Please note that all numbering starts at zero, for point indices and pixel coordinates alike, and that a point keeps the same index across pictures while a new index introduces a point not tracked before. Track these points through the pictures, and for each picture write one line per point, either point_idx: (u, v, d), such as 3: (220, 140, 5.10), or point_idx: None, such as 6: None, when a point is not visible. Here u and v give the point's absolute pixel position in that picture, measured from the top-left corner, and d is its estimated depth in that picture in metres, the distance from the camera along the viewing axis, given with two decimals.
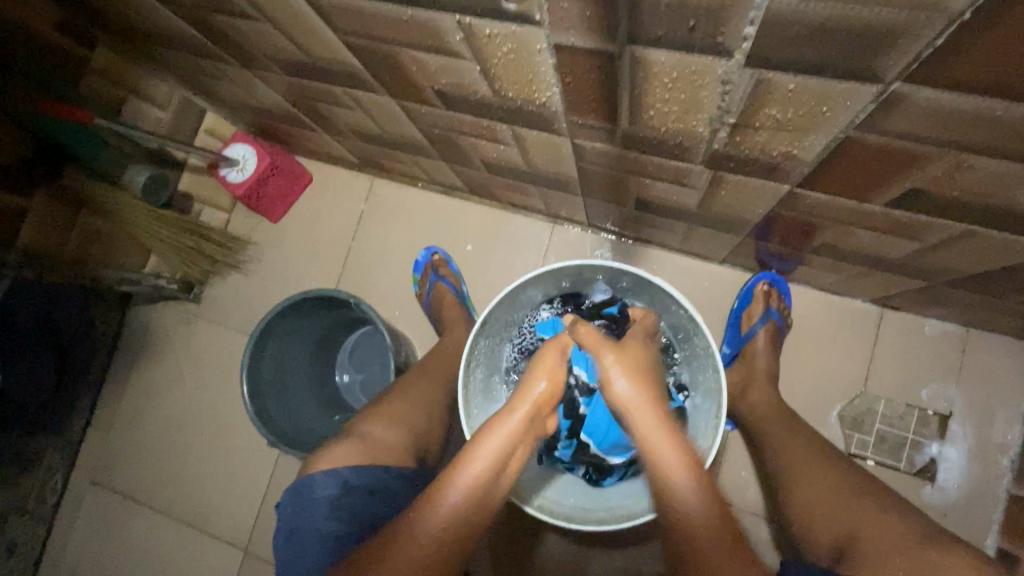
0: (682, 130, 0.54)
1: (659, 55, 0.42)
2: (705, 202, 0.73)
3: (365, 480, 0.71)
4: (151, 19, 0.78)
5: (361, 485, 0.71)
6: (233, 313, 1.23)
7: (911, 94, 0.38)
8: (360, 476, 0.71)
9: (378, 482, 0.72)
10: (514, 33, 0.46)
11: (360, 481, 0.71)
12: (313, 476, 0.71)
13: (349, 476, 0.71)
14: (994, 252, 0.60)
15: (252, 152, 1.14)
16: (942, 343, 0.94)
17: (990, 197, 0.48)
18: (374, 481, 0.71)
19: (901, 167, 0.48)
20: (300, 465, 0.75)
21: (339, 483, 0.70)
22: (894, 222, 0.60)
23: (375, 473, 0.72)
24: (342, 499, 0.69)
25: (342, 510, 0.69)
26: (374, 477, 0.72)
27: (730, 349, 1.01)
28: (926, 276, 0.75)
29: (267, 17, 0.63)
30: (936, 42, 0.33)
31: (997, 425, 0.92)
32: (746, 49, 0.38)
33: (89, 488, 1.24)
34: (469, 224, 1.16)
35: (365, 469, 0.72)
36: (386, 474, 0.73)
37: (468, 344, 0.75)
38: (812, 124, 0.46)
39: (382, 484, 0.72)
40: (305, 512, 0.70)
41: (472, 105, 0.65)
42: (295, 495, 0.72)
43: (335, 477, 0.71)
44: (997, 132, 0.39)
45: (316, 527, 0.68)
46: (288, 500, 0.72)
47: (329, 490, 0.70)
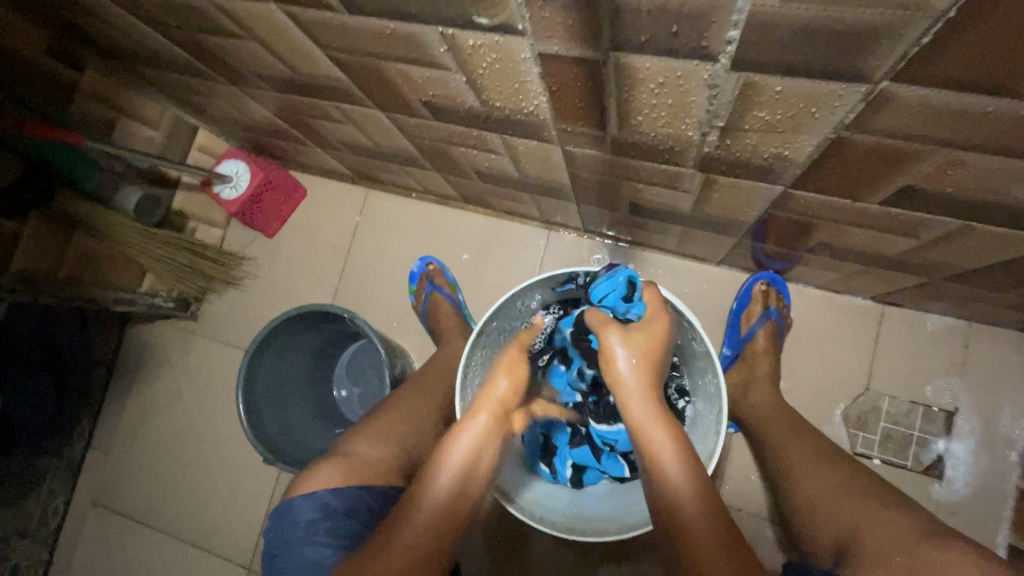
0: (671, 135, 0.53)
1: (643, 60, 0.42)
2: (699, 205, 0.73)
3: (342, 502, 0.69)
4: (140, 41, 0.79)
5: (342, 508, 0.69)
6: (230, 329, 1.22)
7: (899, 93, 0.38)
8: (337, 497, 0.69)
9: (363, 504, 0.70)
10: (498, 43, 0.46)
11: (338, 503, 0.69)
12: (306, 497, 0.70)
13: (329, 498, 0.69)
14: (992, 246, 0.59)
15: (246, 168, 1.14)
16: (944, 339, 0.93)
17: (986, 193, 0.48)
18: (351, 503, 0.69)
19: (895, 164, 0.47)
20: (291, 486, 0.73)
21: (320, 506, 0.69)
22: (889, 219, 0.59)
23: (353, 494, 0.70)
24: (322, 523, 0.68)
25: (321, 535, 0.67)
26: (353, 497, 0.70)
27: (730, 351, 0.99)
28: (924, 272, 0.74)
29: (251, 34, 0.63)
30: (921, 41, 0.32)
31: (1003, 419, 0.90)
32: (731, 52, 0.38)
33: (89, 511, 1.23)
34: (464, 233, 1.15)
35: (344, 490, 0.70)
36: (365, 493, 0.71)
37: (466, 355, 0.75)
38: (800, 125, 0.45)
39: (362, 504, 0.70)
40: (293, 538, 0.68)
41: (461, 115, 0.65)
42: (279, 521, 0.70)
43: (314, 500, 0.69)
44: (989, 128, 0.38)
45: (299, 554, 0.67)
46: (272, 526, 0.71)
47: (313, 513, 0.69)
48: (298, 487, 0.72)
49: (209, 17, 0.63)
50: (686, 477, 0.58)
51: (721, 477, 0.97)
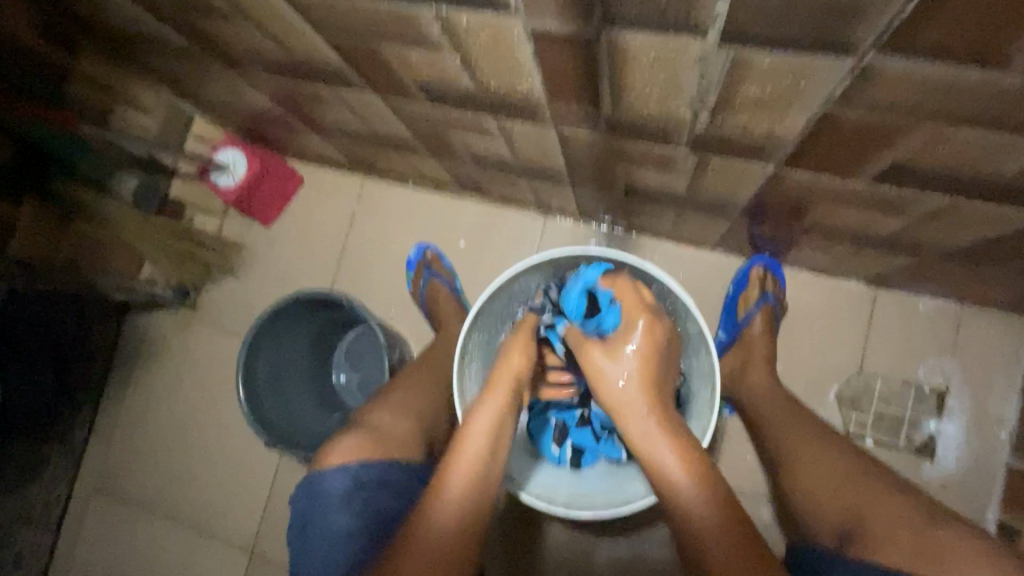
0: (664, 114, 0.54)
1: (635, 37, 0.42)
2: (693, 186, 0.73)
3: (375, 474, 0.71)
4: (136, 27, 0.79)
5: (375, 479, 0.71)
6: (229, 317, 1.23)
7: (885, 65, 0.38)
8: (370, 469, 0.71)
9: (394, 478, 0.72)
10: (491, 22, 0.46)
11: (369, 475, 0.71)
12: (323, 471, 0.71)
13: (359, 470, 0.71)
14: (981, 223, 0.60)
15: (242, 156, 1.15)
16: (937, 320, 0.94)
17: (973, 168, 0.48)
18: (385, 475, 0.71)
19: (884, 140, 0.48)
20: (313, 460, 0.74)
21: (351, 477, 0.70)
22: (879, 197, 0.60)
23: (384, 468, 0.72)
24: (352, 494, 0.69)
25: (352, 505, 0.68)
26: (384, 470, 0.72)
27: (726, 335, 1.00)
28: (915, 252, 0.75)
29: (247, 17, 0.63)
30: (906, 10, 0.33)
31: (993, 398, 0.92)
32: (719, 26, 0.38)
33: (93, 498, 1.24)
34: (461, 220, 1.16)
35: (375, 463, 0.72)
36: (395, 467, 0.73)
37: (462, 337, 0.76)
38: (791, 101, 0.46)
39: (391, 479, 0.72)
40: (322, 507, 0.69)
41: (456, 97, 0.65)
42: (309, 490, 0.71)
43: (346, 472, 0.70)
44: (974, 99, 0.39)
45: (328, 521, 0.68)
46: (302, 494, 0.72)
47: (343, 484, 0.70)
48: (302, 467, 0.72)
49: (203, 1, 0.63)
50: (699, 489, 0.59)
51: (717, 458, 0.98)
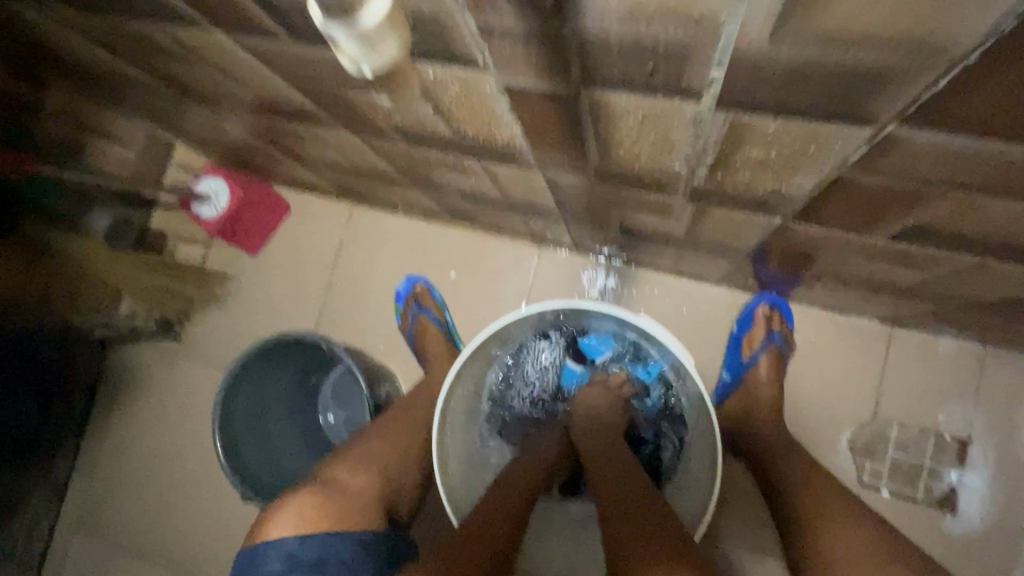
0: (658, 167, 0.48)
1: (620, 97, 0.37)
2: (693, 230, 0.68)
3: (311, 553, 0.63)
4: (101, 64, 0.75)
5: (312, 558, 0.63)
6: (214, 350, 1.19)
7: (909, 136, 0.32)
8: (308, 548, 0.63)
9: (334, 554, 0.64)
10: (460, 76, 0.41)
11: (308, 553, 0.63)
12: (269, 542, 0.64)
13: (296, 547, 0.63)
14: (1013, 282, 0.54)
15: (225, 186, 1.11)
16: (957, 363, 0.88)
17: (1008, 236, 0.43)
18: (324, 553, 0.64)
19: (906, 204, 0.42)
20: (253, 526, 0.67)
21: (286, 556, 0.63)
22: (899, 254, 0.54)
23: (325, 545, 0.64)
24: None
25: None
26: (323, 548, 0.64)
27: (730, 376, 0.94)
28: (937, 301, 0.69)
29: (205, 59, 0.58)
30: (936, 86, 0.27)
31: (1019, 449, 0.85)
32: (716, 92, 0.33)
33: (75, 536, 1.20)
34: (452, 250, 1.11)
35: (316, 539, 0.64)
36: (336, 543, 0.65)
37: (444, 392, 0.72)
38: (798, 164, 0.40)
39: (331, 557, 0.64)
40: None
41: (435, 141, 0.60)
42: (243, 568, 0.64)
43: (281, 549, 0.63)
44: (1015, 174, 0.33)
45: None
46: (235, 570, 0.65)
47: (277, 564, 0.63)
48: (258, 532, 0.65)
49: (160, 42, 0.58)
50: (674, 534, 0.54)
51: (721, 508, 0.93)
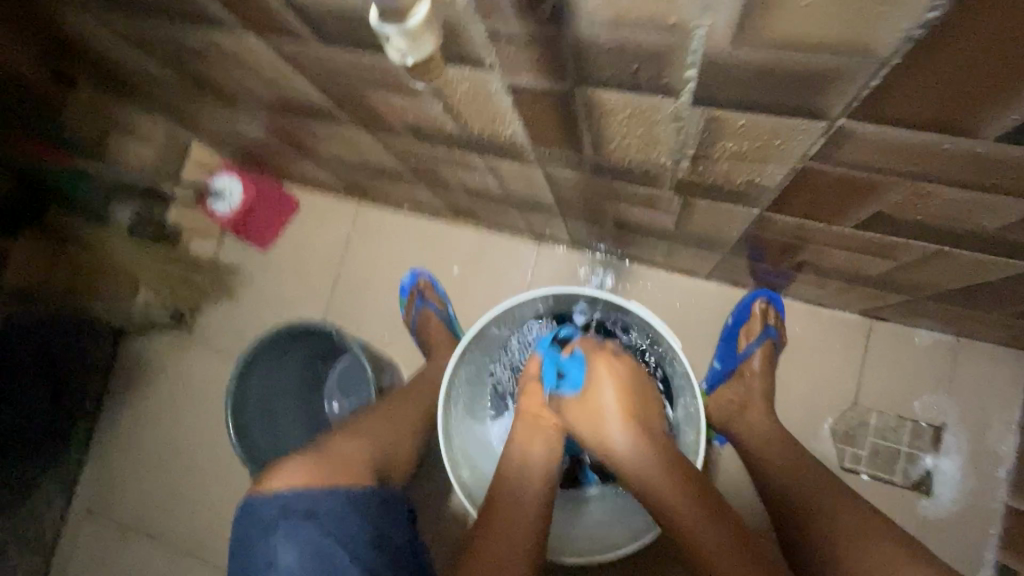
0: (645, 160, 0.54)
1: (610, 94, 0.42)
2: (681, 223, 0.73)
3: (304, 503, 0.67)
4: (130, 64, 0.80)
5: (305, 508, 0.67)
6: (224, 341, 1.23)
7: (857, 129, 0.38)
8: (301, 499, 0.68)
9: (325, 506, 0.68)
10: (469, 75, 0.47)
11: (300, 504, 0.67)
12: (267, 495, 0.68)
13: (290, 500, 0.67)
14: (969, 269, 0.59)
15: (238, 182, 1.16)
16: (933, 354, 0.93)
17: (956, 221, 0.48)
18: (316, 504, 0.68)
19: (864, 193, 0.48)
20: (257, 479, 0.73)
21: (281, 506, 0.67)
22: (866, 242, 0.60)
23: (317, 497, 0.68)
24: (280, 523, 0.67)
25: (277, 535, 0.66)
26: (315, 500, 0.68)
27: (722, 365, 0.98)
28: (907, 291, 0.74)
29: (233, 60, 0.64)
30: (871, 84, 0.33)
31: (991, 435, 0.90)
32: (691, 89, 0.38)
33: (85, 520, 1.24)
34: (455, 246, 1.16)
35: (308, 492, 0.68)
36: (328, 495, 0.69)
37: (448, 371, 0.77)
38: (768, 155, 0.46)
39: (323, 508, 0.68)
40: (254, 535, 0.68)
41: (443, 137, 0.66)
42: (243, 515, 0.70)
43: (275, 501, 0.68)
44: (949, 163, 0.39)
45: (259, 546, 0.67)
46: (238, 517, 0.71)
47: (272, 513, 0.68)
48: (259, 485, 0.70)
49: (193, 44, 0.64)
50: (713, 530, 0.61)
51: None
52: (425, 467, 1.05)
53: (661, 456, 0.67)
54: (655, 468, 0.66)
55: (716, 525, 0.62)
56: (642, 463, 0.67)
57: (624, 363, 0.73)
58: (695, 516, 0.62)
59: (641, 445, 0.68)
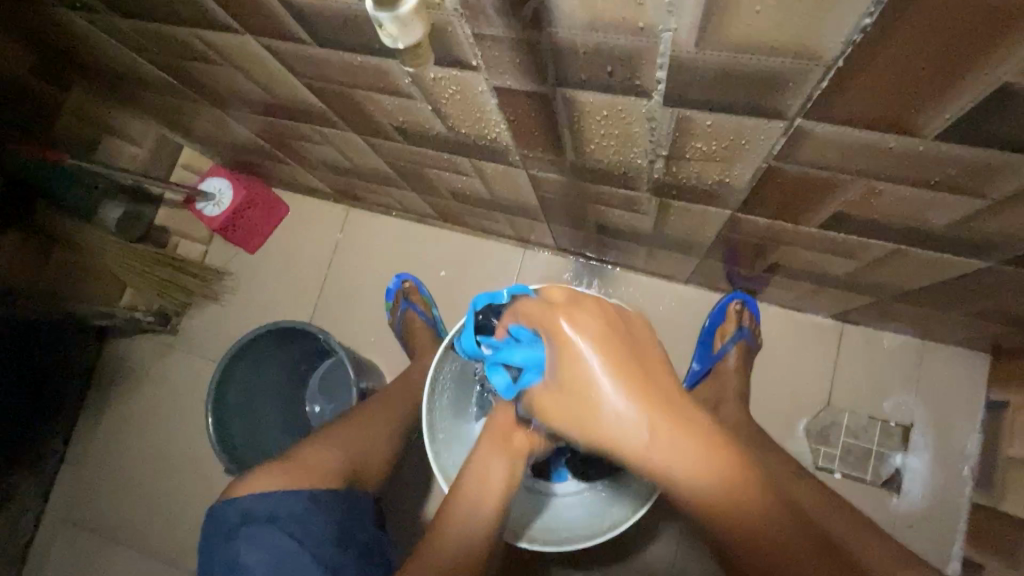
0: (623, 161, 0.57)
1: (588, 96, 0.45)
2: (659, 226, 0.76)
3: (264, 508, 0.71)
4: (126, 65, 0.82)
5: (267, 513, 0.71)
6: (209, 343, 1.23)
7: (812, 128, 0.41)
8: (263, 504, 0.71)
9: (286, 510, 0.72)
10: (457, 77, 0.49)
11: (261, 509, 0.71)
12: (233, 500, 0.72)
13: (252, 504, 0.71)
14: (925, 267, 0.63)
15: (228, 185, 1.17)
16: (900, 356, 0.97)
17: (907, 219, 0.52)
18: (274, 509, 0.71)
19: (824, 192, 0.51)
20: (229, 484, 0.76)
21: (243, 511, 0.71)
22: (830, 242, 0.63)
23: (280, 500, 0.72)
24: (242, 528, 0.71)
25: (240, 539, 0.70)
26: (278, 503, 0.72)
27: (700, 366, 1.00)
28: (872, 291, 0.78)
29: (229, 62, 0.66)
30: (822, 85, 0.36)
31: (956, 434, 0.94)
32: (661, 90, 0.41)
33: (60, 528, 1.22)
34: (442, 251, 1.18)
35: (270, 497, 0.72)
36: (290, 499, 0.72)
37: (436, 363, 0.79)
38: (735, 155, 0.49)
39: (284, 512, 0.71)
40: (218, 540, 0.72)
41: (431, 139, 0.68)
42: (210, 521, 0.73)
43: (238, 506, 0.72)
44: (894, 161, 0.42)
45: (223, 551, 0.71)
46: (207, 525, 0.74)
47: (236, 518, 0.72)
48: (226, 492, 0.74)
49: (191, 45, 0.66)
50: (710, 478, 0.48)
51: None
52: (409, 470, 1.06)
53: (664, 412, 0.47)
54: (657, 426, 0.47)
55: (723, 470, 0.48)
56: (638, 422, 0.47)
57: (594, 319, 0.48)
58: (698, 468, 0.48)
59: (639, 402, 0.47)
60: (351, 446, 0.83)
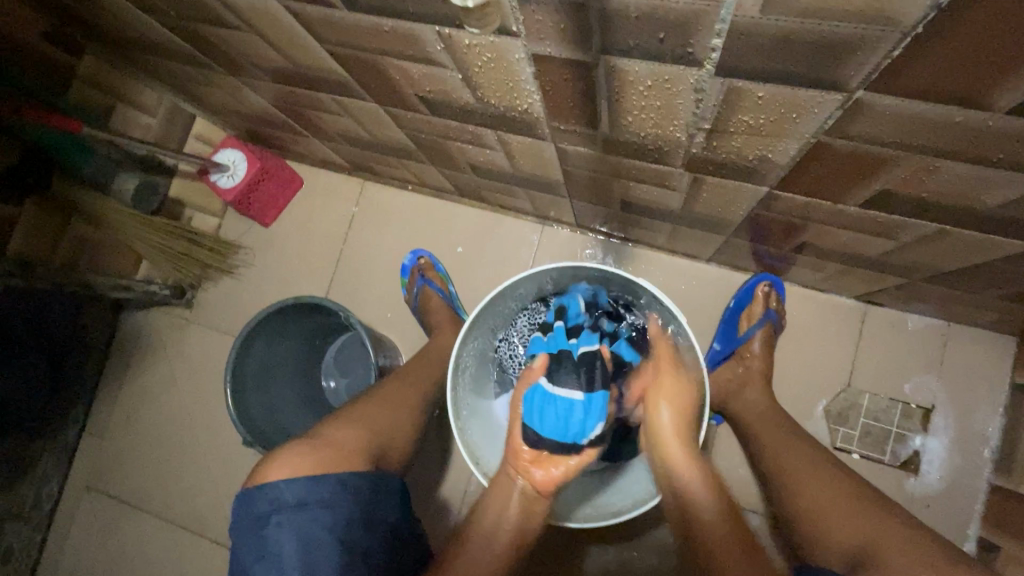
0: (660, 136, 0.55)
1: (634, 64, 0.43)
2: (688, 203, 0.74)
3: (295, 494, 0.70)
4: (139, 29, 0.79)
5: (296, 501, 0.70)
6: (225, 317, 1.23)
7: (873, 102, 0.39)
8: (291, 490, 0.70)
9: (314, 496, 0.71)
10: (493, 44, 0.47)
11: (290, 496, 0.70)
12: (260, 487, 0.71)
13: (281, 491, 0.70)
14: (967, 249, 0.61)
15: (243, 158, 1.15)
16: (924, 338, 0.96)
17: (960, 198, 0.50)
18: (305, 495, 0.70)
19: (873, 170, 0.49)
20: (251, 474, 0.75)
21: (272, 499, 0.70)
22: (870, 221, 0.61)
23: (307, 487, 0.71)
24: (273, 515, 0.70)
25: (272, 526, 0.70)
26: (306, 490, 0.71)
27: (722, 346, 1.00)
28: (905, 273, 0.76)
29: (251, 27, 0.64)
30: (891, 54, 0.34)
31: (977, 417, 0.93)
32: (715, 59, 0.39)
33: (84, 495, 1.24)
34: (459, 226, 1.17)
35: (299, 483, 0.71)
36: (319, 486, 0.71)
37: (457, 346, 0.79)
38: (783, 129, 0.47)
39: (313, 499, 0.70)
40: (248, 526, 0.71)
41: (458, 111, 0.66)
42: (239, 507, 0.72)
43: (268, 493, 0.71)
44: (958, 137, 0.40)
45: (254, 539, 0.70)
46: (234, 510, 0.73)
47: (265, 506, 0.71)
48: (250, 481, 0.73)
49: (211, 10, 0.64)
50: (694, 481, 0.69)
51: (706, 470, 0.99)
52: (427, 444, 1.06)
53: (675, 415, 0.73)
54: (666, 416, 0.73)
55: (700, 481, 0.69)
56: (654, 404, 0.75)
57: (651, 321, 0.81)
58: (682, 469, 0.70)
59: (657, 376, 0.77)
60: (373, 421, 0.84)
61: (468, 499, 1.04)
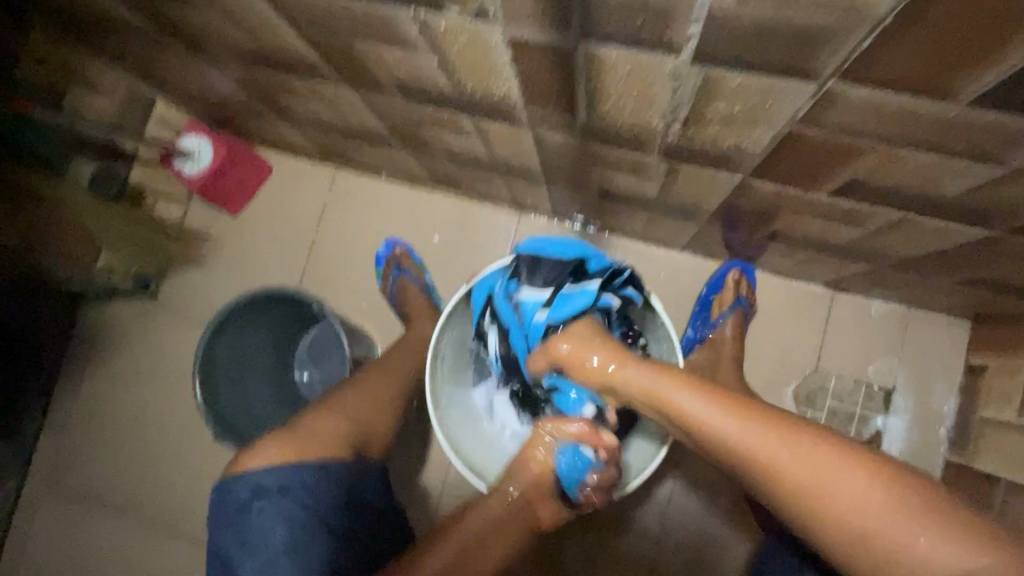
0: (637, 123, 0.55)
1: (610, 51, 0.43)
2: (664, 191, 0.75)
3: (275, 480, 0.71)
4: (93, 7, 0.75)
5: (277, 485, 0.71)
6: (193, 309, 1.19)
7: (845, 91, 0.40)
8: (272, 477, 0.71)
9: (295, 482, 0.71)
10: (468, 27, 0.46)
11: (271, 482, 0.71)
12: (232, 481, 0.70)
13: (261, 478, 0.71)
14: (928, 236, 0.63)
15: (207, 144, 1.11)
16: (886, 322, 1.00)
17: (924, 187, 0.51)
18: (287, 481, 0.71)
19: (843, 158, 0.50)
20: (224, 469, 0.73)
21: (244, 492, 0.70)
22: (838, 210, 0.63)
23: (288, 473, 0.71)
24: (253, 502, 0.71)
25: (253, 511, 0.70)
26: (288, 476, 0.71)
27: (695, 333, 1.02)
28: (870, 260, 0.79)
29: (213, 4, 0.61)
30: (861, 45, 0.35)
31: (934, 397, 0.98)
32: (692, 47, 0.39)
33: (44, 496, 1.19)
34: (435, 215, 1.15)
35: (279, 469, 0.71)
36: (299, 471, 0.72)
37: (435, 335, 0.79)
38: (757, 118, 0.48)
39: (293, 484, 0.71)
40: (230, 513, 0.72)
41: (433, 96, 0.65)
42: (220, 493, 0.73)
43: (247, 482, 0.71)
44: (923, 126, 0.41)
45: (235, 525, 0.71)
46: (214, 499, 0.73)
47: (245, 494, 0.71)
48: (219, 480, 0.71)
49: None
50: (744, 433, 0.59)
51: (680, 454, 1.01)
52: (405, 435, 1.06)
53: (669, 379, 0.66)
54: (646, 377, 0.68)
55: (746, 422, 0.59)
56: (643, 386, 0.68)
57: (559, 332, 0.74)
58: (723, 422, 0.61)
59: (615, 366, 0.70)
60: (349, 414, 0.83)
61: (448, 488, 1.04)
